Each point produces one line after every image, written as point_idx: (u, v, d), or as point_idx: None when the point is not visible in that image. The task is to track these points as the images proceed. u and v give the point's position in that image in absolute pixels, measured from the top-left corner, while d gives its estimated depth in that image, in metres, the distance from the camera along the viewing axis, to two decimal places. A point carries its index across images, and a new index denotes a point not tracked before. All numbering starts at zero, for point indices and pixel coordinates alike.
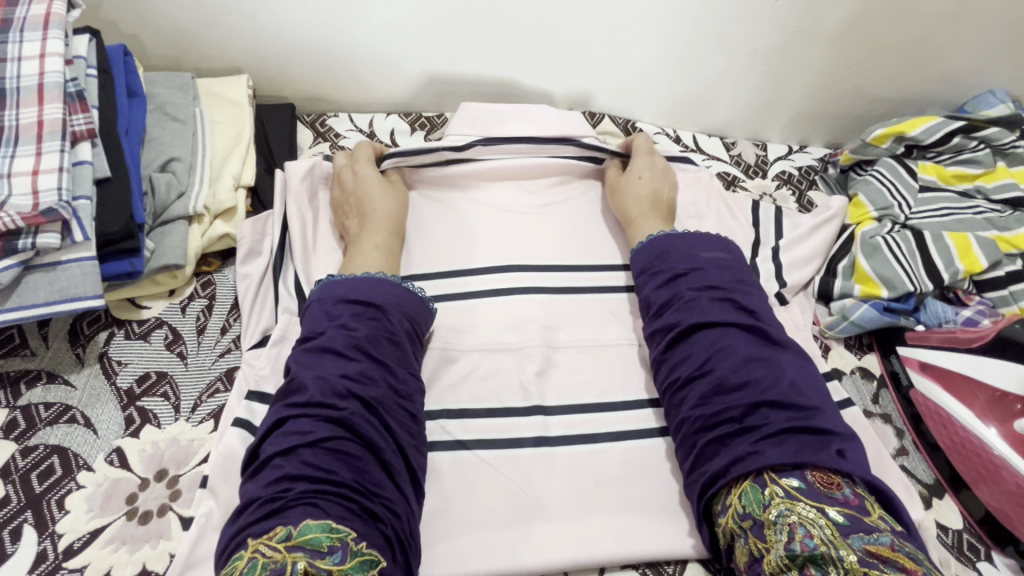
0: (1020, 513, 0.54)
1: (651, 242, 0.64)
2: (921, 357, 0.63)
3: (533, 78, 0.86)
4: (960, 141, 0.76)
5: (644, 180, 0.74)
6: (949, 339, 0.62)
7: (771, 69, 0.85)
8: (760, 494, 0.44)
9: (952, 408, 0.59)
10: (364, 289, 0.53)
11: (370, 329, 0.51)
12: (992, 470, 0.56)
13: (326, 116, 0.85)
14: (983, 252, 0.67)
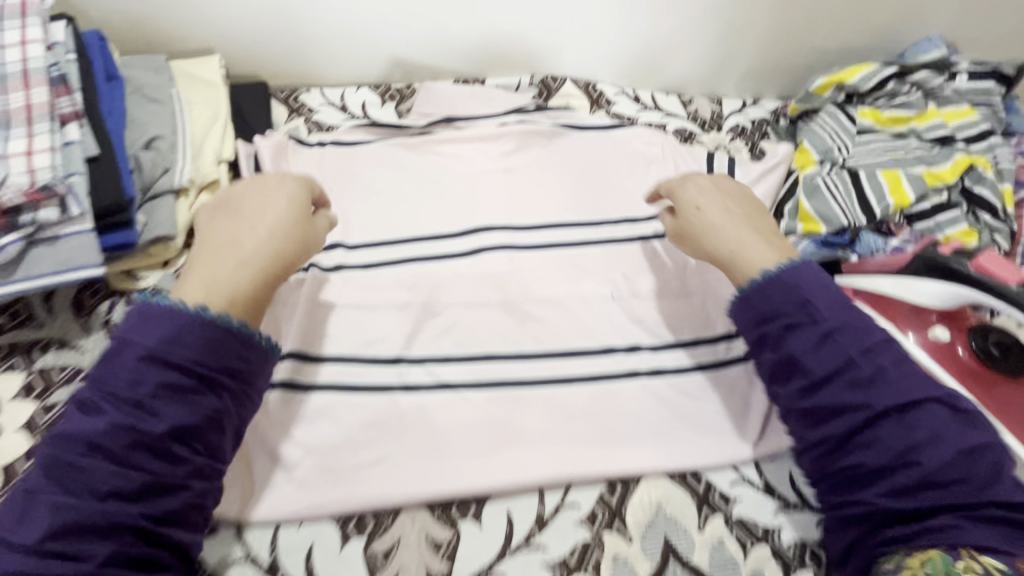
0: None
1: (769, 279, 0.53)
2: (855, 285, 0.66)
3: (495, 46, 0.90)
4: (894, 86, 0.82)
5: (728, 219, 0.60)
6: (884, 263, 0.66)
7: (719, 26, 0.90)
8: (952, 566, 0.40)
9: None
10: (160, 333, 0.44)
11: (180, 403, 0.43)
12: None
13: (298, 93, 0.89)
14: (911, 188, 0.73)
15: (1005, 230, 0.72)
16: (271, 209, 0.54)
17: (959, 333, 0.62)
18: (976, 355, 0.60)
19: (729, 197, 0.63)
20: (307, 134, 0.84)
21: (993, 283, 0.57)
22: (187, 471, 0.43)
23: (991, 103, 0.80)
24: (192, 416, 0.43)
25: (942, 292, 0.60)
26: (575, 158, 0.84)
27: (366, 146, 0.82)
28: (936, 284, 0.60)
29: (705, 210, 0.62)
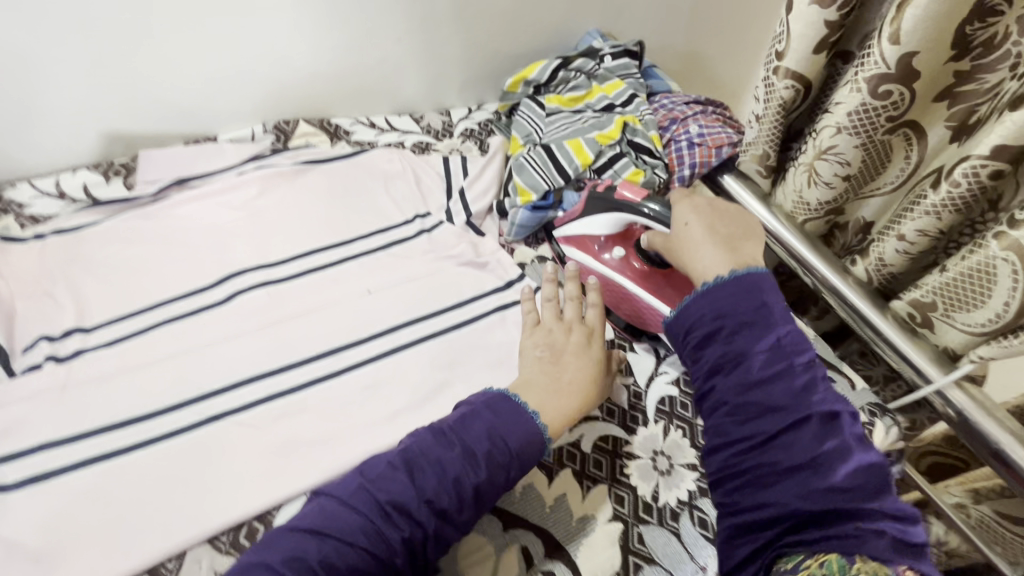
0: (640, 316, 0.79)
1: (716, 290, 0.55)
2: (564, 232, 0.84)
3: (217, 102, 0.94)
4: (564, 74, 1.03)
5: (705, 230, 0.63)
6: (572, 213, 0.83)
7: (421, 51, 1.04)
8: (847, 568, 0.41)
9: (585, 261, 0.82)
10: (446, 447, 0.54)
11: (418, 489, 0.51)
12: (618, 292, 0.80)
13: (2, 191, 0.83)
14: (589, 148, 0.92)
15: (661, 164, 0.94)
16: (541, 374, 0.64)
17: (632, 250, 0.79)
18: (645, 262, 0.78)
19: (724, 215, 0.65)
20: (19, 229, 0.79)
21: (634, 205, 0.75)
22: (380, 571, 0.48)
23: (632, 75, 1.03)
24: (435, 497, 0.51)
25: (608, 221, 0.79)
26: (320, 188, 0.91)
27: (93, 228, 0.80)
28: (600, 216, 0.79)
29: (697, 210, 0.65)
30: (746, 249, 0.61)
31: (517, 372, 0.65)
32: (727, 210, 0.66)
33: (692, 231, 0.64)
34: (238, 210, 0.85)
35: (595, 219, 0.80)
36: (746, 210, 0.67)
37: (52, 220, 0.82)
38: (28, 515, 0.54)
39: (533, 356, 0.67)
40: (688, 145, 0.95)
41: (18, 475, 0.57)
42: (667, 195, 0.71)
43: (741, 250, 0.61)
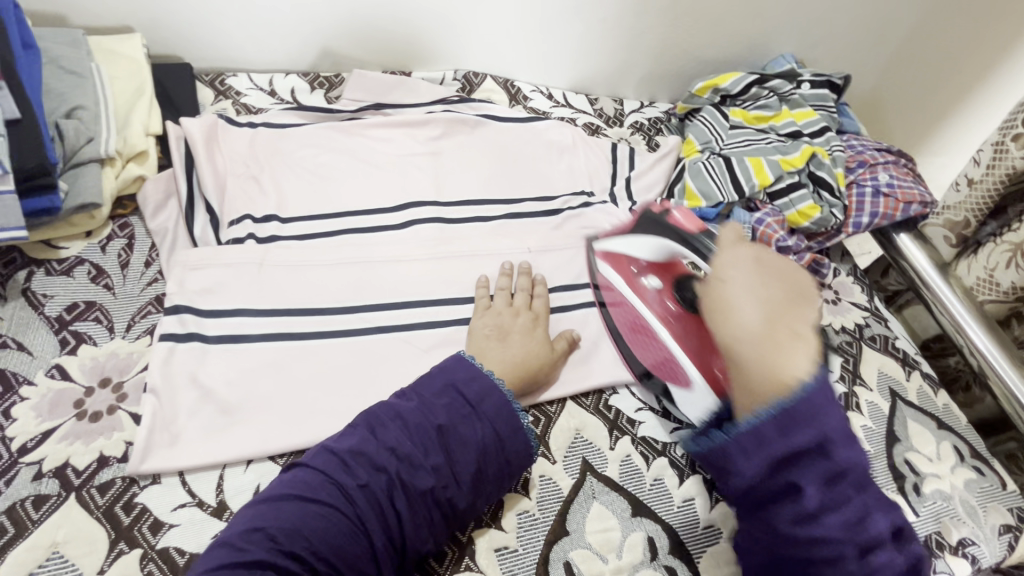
0: (654, 357, 0.70)
1: (767, 417, 0.48)
2: (604, 247, 0.77)
3: (422, 41, 0.98)
4: (757, 90, 1.00)
5: (761, 298, 0.52)
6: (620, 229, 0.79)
7: (617, 36, 1.05)
8: None
9: (614, 279, 0.75)
10: (477, 388, 0.57)
11: (452, 416, 0.55)
12: (637, 325, 0.72)
13: (224, 76, 0.90)
14: (770, 170, 0.90)
15: (840, 206, 0.90)
16: (535, 343, 0.66)
17: (672, 284, 0.71)
18: (681, 303, 0.69)
19: (775, 275, 0.53)
20: (235, 115, 0.86)
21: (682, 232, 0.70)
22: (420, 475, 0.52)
23: (827, 107, 0.99)
24: (463, 426, 0.55)
25: (654, 246, 0.71)
26: (497, 144, 0.93)
27: (296, 129, 0.85)
28: (647, 239, 0.72)
29: (740, 270, 0.54)
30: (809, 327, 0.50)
31: (505, 333, 0.67)
32: (775, 267, 0.54)
33: (745, 297, 0.52)
34: (421, 145, 0.89)
35: (641, 239, 0.72)
36: (796, 271, 0.54)
37: (261, 113, 0.88)
38: (226, 368, 0.60)
39: (526, 322, 0.68)
40: (873, 192, 0.91)
41: (219, 333, 0.62)
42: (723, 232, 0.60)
43: (803, 326, 0.50)
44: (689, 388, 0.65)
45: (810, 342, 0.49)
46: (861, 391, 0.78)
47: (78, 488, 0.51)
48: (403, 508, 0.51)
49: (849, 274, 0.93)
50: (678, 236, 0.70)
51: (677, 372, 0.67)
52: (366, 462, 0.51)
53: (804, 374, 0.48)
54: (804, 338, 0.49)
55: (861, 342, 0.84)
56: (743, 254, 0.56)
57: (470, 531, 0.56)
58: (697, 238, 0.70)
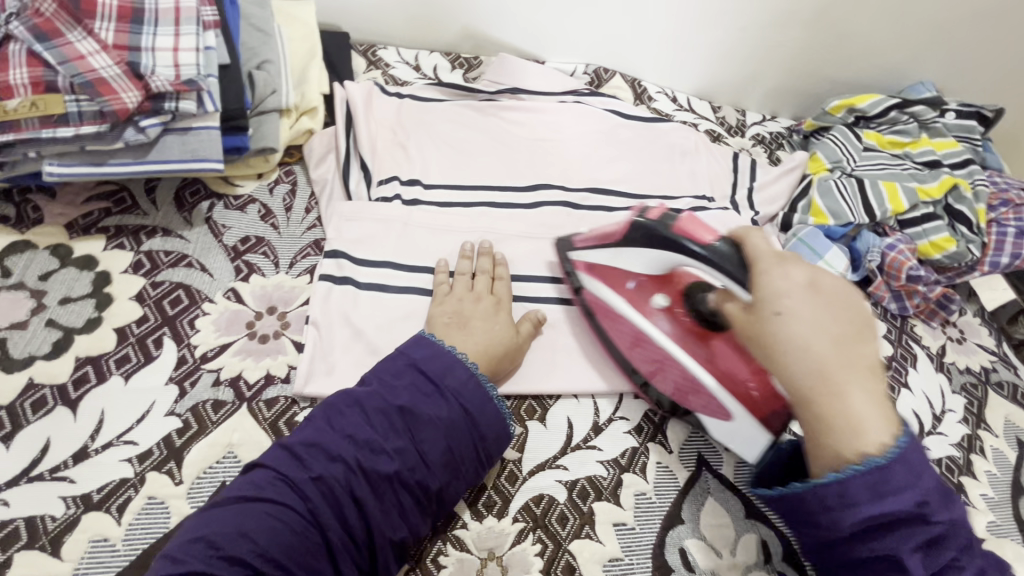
0: (675, 383, 0.62)
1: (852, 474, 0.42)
2: (586, 259, 0.67)
3: (561, 32, 1.01)
4: (896, 115, 0.97)
5: (821, 321, 0.45)
6: (602, 239, 0.65)
7: (754, 46, 1.04)
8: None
9: (605, 296, 0.66)
10: (439, 364, 0.55)
11: (416, 399, 0.52)
12: (638, 343, 0.64)
13: (376, 48, 0.96)
14: (906, 197, 0.87)
15: (978, 242, 0.86)
16: (500, 330, 0.61)
17: (677, 297, 0.63)
18: (691, 315, 0.62)
19: (819, 290, 0.47)
20: (384, 84, 0.91)
21: (686, 242, 0.57)
22: (401, 450, 0.50)
23: (971, 139, 0.96)
24: (424, 409, 0.52)
25: (654, 261, 0.62)
26: (623, 139, 0.94)
27: (439, 103, 0.89)
28: (645, 253, 0.62)
29: (796, 297, 0.46)
30: (871, 349, 0.46)
31: (467, 319, 0.62)
32: (817, 278, 0.48)
33: (796, 321, 0.45)
34: (551, 132, 0.92)
35: (627, 254, 0.63)
36: (832, 273, 0.48)
37: (407, 86, 0.93)
38: (377, 314, 0.64)
39: (487, 308, 0.63)
40: (1014, 233, 0.87)
41: (369, 281, 0.66)
42: (749, 243, 0.52)
43: (870, 356, 0.46)
44: (729, 418, 0.58)
45: (874, 376, 0.45)
46: (985, 436, 0.74)
47: (249, 400, 0.56)
48: (379, 502, 0.49)
49: (976, 314, 0.89)
50: (683, 250, 0.57)
51: (710, 400, 0.60)
52: (320, 454, 0.49)
53: (886, 432, 0.43)
54: (868, 371, 0.45)
55: (987, 386, 0.80)
56: (781, 270, 0.47)
57: (590, 502, 0.57)
58: (717, 250, 0.54)
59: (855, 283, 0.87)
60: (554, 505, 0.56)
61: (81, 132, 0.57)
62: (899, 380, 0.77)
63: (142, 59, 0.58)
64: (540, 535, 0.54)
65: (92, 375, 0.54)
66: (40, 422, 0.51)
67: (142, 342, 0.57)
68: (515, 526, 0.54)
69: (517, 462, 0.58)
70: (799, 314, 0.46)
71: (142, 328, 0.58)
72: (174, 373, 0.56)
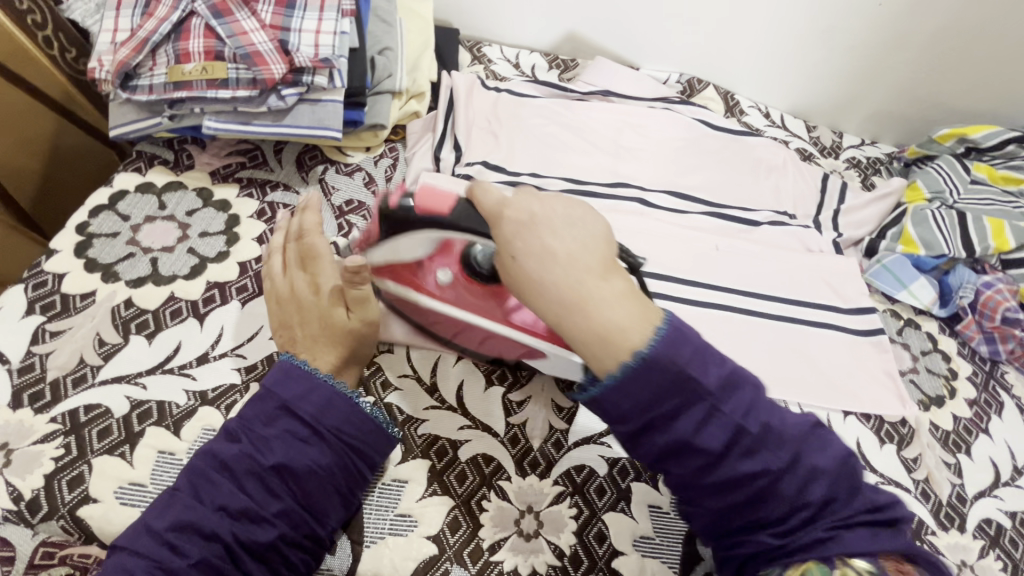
0: (488, 339, 0.61)
1: (626, 372, 0.40)
2: (363, 262, 0.59)
3: (660, 41, 1.03)
4: (1013, 149, 0.92)
5: (568, 248, 0.43)
6: (364, 242, 0.58)
7: (860, 67, 1.01)
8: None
9: (399, 292, 0.61)
10: (295, 390, 0.51)
11: (289, 451, 0.48)
12: (457, 324, 0.61)
13: (481, 45, 1.03)
14: (1013, 236, 0.82)
15: None
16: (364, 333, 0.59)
17: (458, 265, 0.59)
18: (476, 275, 0.58)
19: (552, 220, 0.45)
20: (485, 78, 0.98)
21: (439, 218, 0.51)
22: (280, 428, 0.49)
23: None
24: (298, 458, 0.48)
25: (422, 242, 0.55)
26: (707, 148, 0.95)
27: (533, 98, 0.95)
28: (408, 239, 0.54)
29: (529, 240, 0.44)
30: (582, 250, 0.44)
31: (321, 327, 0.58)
32: (569, 209, 0.46)
33: (553, 245, 0.44)
34: (634, 133, 0.94)
35: (403, 241, 0.55)
36: (545, 194, 0.47)
37: (505, 81, 1.00)
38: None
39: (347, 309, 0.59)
40: None
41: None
42: (484, 194, 0.48)
43: (597, 259, 0.44)
44: (541, 355, 0.59)
45: (607, 275, 0.43)
46: None
47: None
48: (276, 495, 0.48)
49: None
50: (428, 225, 0.52)
51: (528, 348, 0.59)
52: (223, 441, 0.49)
53: (639, 321, 0.42)
54: (601, 272, 0.43)
55: None
56: (527, 203, 0.46)
57: (629, 481, 0.59)
58: (461, 214, 0.50)
59: (942, 319, 0.82)
60: (593, 477, 0.59)
61: (236, 95, 0.67)
62: (978, 425, 0.73)
63: (291, 38, 0.68)
64: (576, 501, 0.57)
65: (217, 296, 0.64)
66: (175, 327, 0.61)
67: (259, 276, 0.67)
68: (554, 488, 0.58)
69: (564, 432, 0.62)
70: (534, 248, 0.44)
71: (259, 265, 0.68)
72: None
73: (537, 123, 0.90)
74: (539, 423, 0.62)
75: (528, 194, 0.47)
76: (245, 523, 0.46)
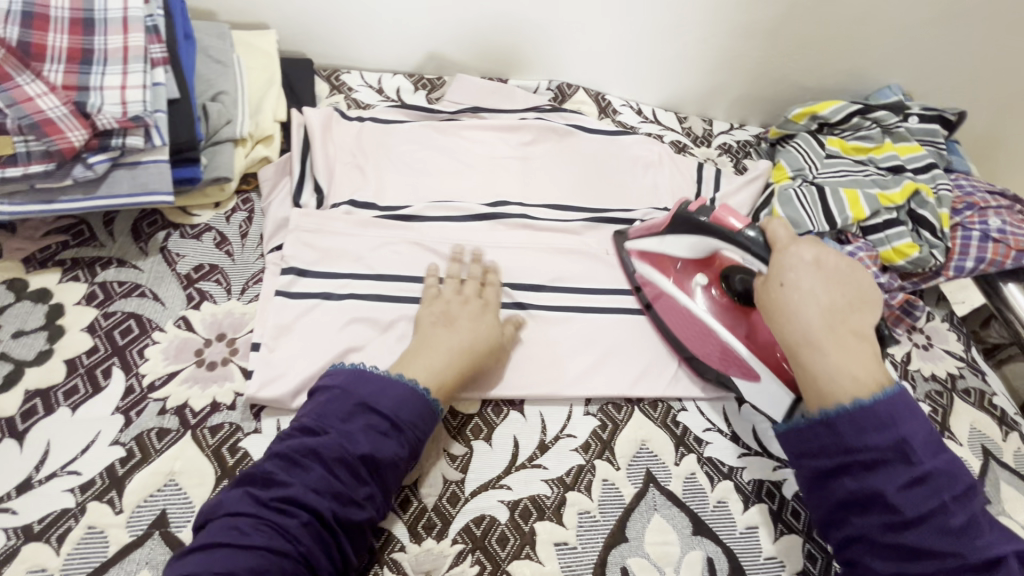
0: (688, 332, 0.69)
1: (840, 411, 0.50)
2: (640, 247, 0.74)
3: (523, 51, 1.02)
4: (858, 121, 0.97)
5: (826, 301, 0.53)
6: (648, 228, 0.73)
7: (715, 57, 1.05)
8: None
9: (653, 277, 0.72)
10: (373, 387, 0.55)
11: (374, 443, 0.52)
12: (705, 335, 0.68)
13: (340, 73, 0.98)
14: (866, 204, 0.86)
15: (942, 247, 0.86)
16: (483, 329, 0.63)
17: (717, 278, 0.69)
18: (726, 292, 0.68)
19: (843, 278, 0.55)
20: (346, 109, 0.93)
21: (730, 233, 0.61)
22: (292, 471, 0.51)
23: (935, 142, 0.96)
24: (382, 449, 0.52)
25: (695, 245, 0.66)
26: (584, 153, 0.95)
27: (400, 124, 0.90)
28: (683, 239, 0.67)
29: (800, 273, 0.54)
30: (852, 316, 0.53)
31: (453, 321, 0.63)
32: (837, 271, 0.55)
33: (815, 289, 0.54)
34: (508, 147, 0.92)
35: (671, 237, 0.68)
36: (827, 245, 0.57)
37: (369, 109, 0.95)
38: (318, 325, 0.64)
39: (473, 309, 0.65)
40: (981, 236, 0.86)
41: (310, 291, 0.66)
42: (773, 228, 0.58)
43: (860, 325, 0.54)
44: (757, 379, 0.63)
45: (864, 341, 0.53)
46: (949, 445, 0.74)
47: (193, 426, 0.57)
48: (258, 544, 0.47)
49: (944, 319, 0.87)
50: (720, 236, 0.62)
51: (741, 362, 0.64)
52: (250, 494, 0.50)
53: (874, 381, 0.51)
54: (854, 333, 0.53)
55: (952, 393, 0.79)
56: (807, 249, 0.55)
57: (532, 522, 0.57)
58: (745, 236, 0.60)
59: None
60: (494, 526, 0.56)
61: (29, 171, 0.58)
62: None
63: (90, 99, 0.60)
64: (478, 557, 0.54)
65: (40, 406, 0.56)
66: None
67: (91, 373, 0.58)
68: (454, 548, 0.55)
69: (460, 483, 0.58)
70: (795, 295, 0.54)
71: (91, 359, 0.59)
72: (121, 403, 0.57)
73: (406, 151, 0.86)
74: (432, 478, 0.58)
75: (812, 242, 0.57)
76: (339, 504, 0.50)
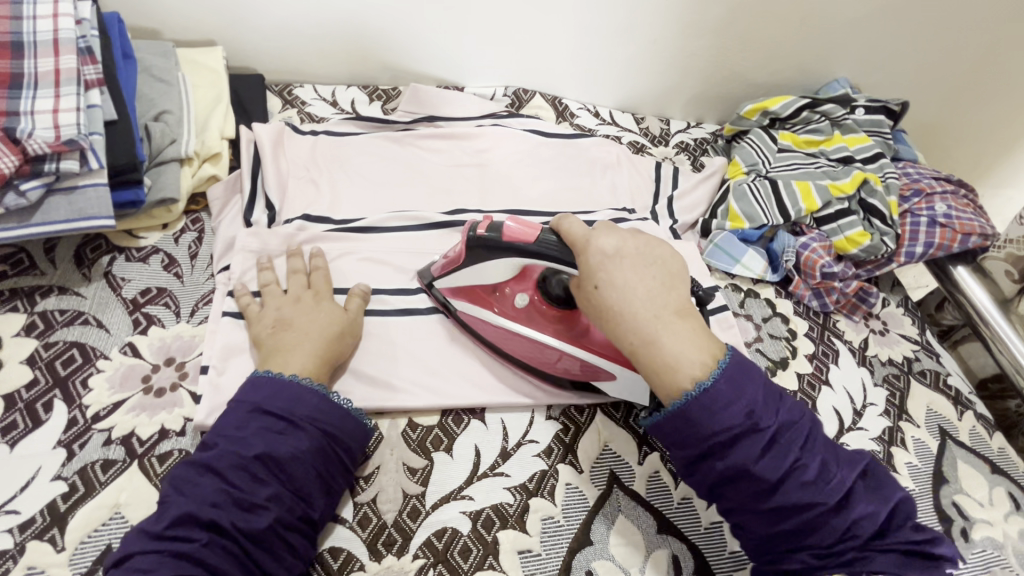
0: (529, 355, 0.66)
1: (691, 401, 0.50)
2: (450, 284, 0.67)
3: (477, 58, 1.02)
4: (807, 115, 0.99)
5: (644, 290, 0.53)
6: (449, 265, 0.66)
7: (667, 58, 1.06)
8: None
9: (477, 312, 0.67)
10: (272, 391, 0.54)
11: (271, 442, 0.51)
12: (540, 355, 0.65)
13: (292, 88, 0.97)
14: (818, 195, 0.88)
15: (892, 234, 0.88)
16: (324, 317, 0.62)
17: (535, 290, 0.66)
18: (547, 299, 0.65)
19: (645, 263, 0.54)
20: (299, 123, 0.92)
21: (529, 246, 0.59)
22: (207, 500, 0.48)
23: (881, 133, 0.99)
24: (281, 447, 0.51)
25: (500, 267, 0.63)
26: (541, 157, 0.95)
27: (354, 136, 0.89)
28: (495, 263, 0.63)
29: (610, 270, 0.53)
30: (665, 297, 0.53)
31: (290, 320, 0.61)
32: (643, 256, 0.55)
33: (631, 281, 0.53)
34: (465, 155, 0.92)
35: (489, 265, 0.63)
36: (618, 229, 0.57)
37: (323, 122, 0.94)
38: None
39: (307, 303, 0.63)
40: (928, 222, 0.89)
41: None
42: (567, 227, 0.57)
43: (674, 303, 0.53)
44: (618, 377, 0.63)
45: (684, 318, 0.53)
46: (907, 427, 0.75)
47: (140, 456, 0.55)
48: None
49: (899, 304, 0.89)
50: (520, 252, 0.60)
51: (598, 369, 0.64)
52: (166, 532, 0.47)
53: (705, 358, 0.51)
54: (675, 313, 0.53)
55: (909, 375, 0.81)
56: (606, 240, 0.55)
57: (495, 531, 0.57)
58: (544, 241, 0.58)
59: (777, 283, 0.87)
60: (456, 538, 0.56)
61: None
62: (819, 378, 0.78)
63: (20, 124, 0.58)
64: (440, 570, 0.54)
65: None
66: None
67: (31, 407, 0.56)
68: (415, 563, 0.54)
69: (420, 497, 0.58)
70: (614, 293, 0.53)
71: (31, 393, 0.57)
72: (63, 436, 0.55)
73: (361, 162, 0.86)
74: (391, 493, 0.57)
75: (607, 230, 0.57)
76: (241, 511, 0.48)
